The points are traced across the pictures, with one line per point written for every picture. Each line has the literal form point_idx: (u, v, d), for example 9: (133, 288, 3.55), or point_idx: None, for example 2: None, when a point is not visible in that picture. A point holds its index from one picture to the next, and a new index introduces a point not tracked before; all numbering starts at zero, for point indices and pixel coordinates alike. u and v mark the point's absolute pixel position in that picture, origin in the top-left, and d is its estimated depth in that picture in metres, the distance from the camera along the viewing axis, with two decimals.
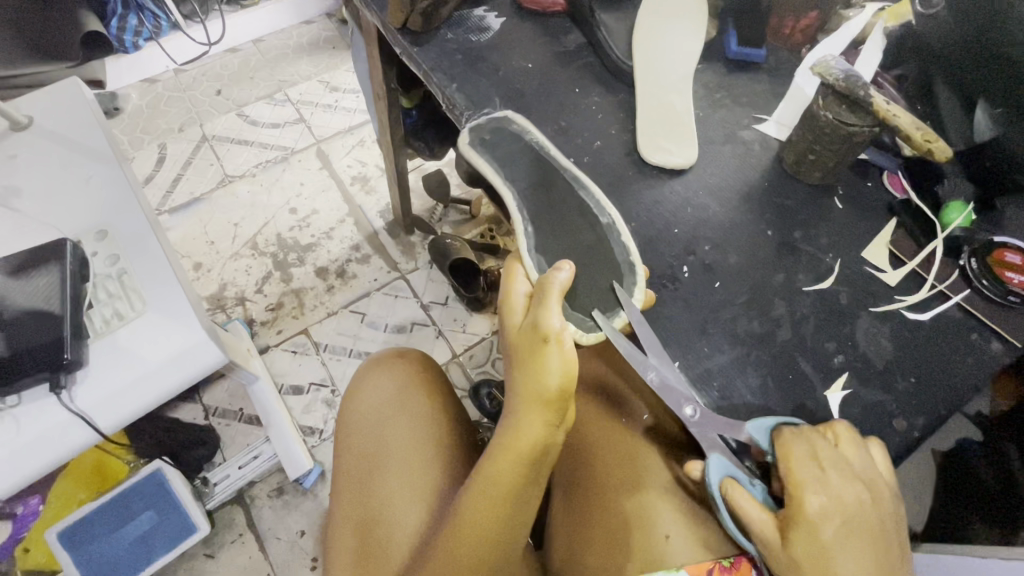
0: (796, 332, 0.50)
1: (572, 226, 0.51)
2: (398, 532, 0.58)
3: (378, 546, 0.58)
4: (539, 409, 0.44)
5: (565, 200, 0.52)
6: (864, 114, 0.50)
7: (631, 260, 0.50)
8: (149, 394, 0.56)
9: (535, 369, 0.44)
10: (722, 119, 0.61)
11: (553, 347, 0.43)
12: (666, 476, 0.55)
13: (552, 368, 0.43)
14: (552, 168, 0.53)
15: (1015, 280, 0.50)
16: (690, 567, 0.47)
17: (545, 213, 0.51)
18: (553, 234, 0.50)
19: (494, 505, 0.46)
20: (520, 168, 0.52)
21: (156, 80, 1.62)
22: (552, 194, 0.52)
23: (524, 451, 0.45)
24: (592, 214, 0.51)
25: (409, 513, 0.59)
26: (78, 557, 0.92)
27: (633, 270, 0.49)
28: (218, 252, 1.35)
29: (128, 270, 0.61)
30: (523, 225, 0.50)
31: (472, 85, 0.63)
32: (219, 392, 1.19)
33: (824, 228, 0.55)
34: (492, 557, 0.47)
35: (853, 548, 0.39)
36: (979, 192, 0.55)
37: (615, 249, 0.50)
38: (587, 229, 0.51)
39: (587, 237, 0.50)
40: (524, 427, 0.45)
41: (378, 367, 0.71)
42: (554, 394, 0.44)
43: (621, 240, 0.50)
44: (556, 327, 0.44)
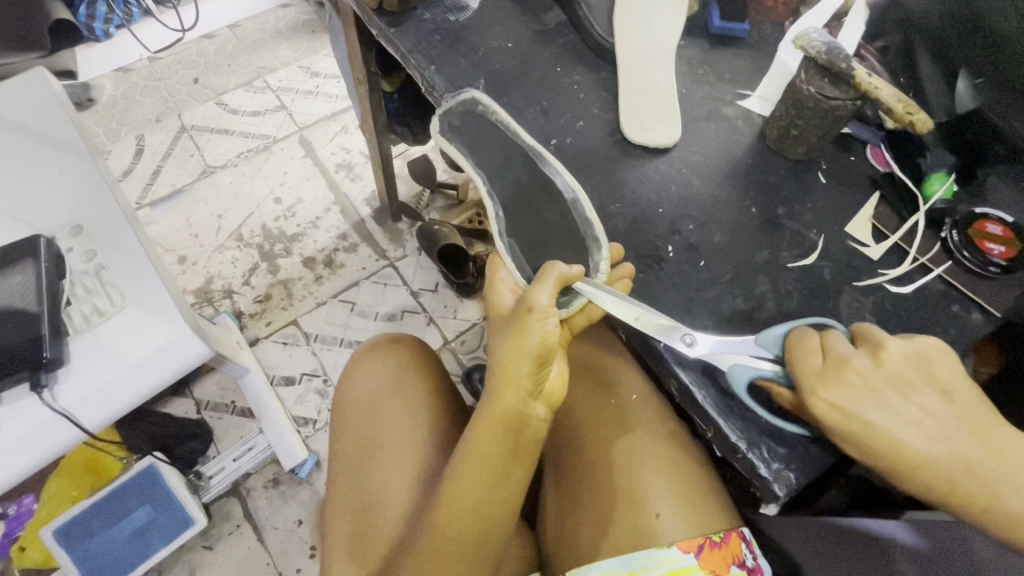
0: (780, 308, 0.50)
1: (540, 217, 0.52)
2: (392, 514, 0.59)
3: (373, 527, 0.58)
4: (511, 378, 0.44)
5: (531, 181, 0.54)
6: (846, 87, 0.50)
7: (597, 239, 0.51)
8: (131, 390, 0.55)
9: (513, 338, 0.44)
10: (704, 96, 0.61)
11: (531, 318, 0.43)
12: (653, 452, 0.55)
13: (523, 334, 0.43)
14: (520, 153, 0.55)
15: (995, 250, 0.50)
16: (681, 545, 0.49)
17: (515, 204, 0.53)
18: (525, 223, 0.52)
19: (478, 480, 0.46)
20: (486, 162, 0.54)
21: (130, 70, 1.58)
22: (522, 184, 0.54)
23: (502, 419, 0.45)
24: (554, 189, 0.53)
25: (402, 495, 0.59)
26: (76, 553, 0.93)
27: (598, 245, 0.51)
28: (203, 245, 1.33)
29: (106, 266, 0.59)
30: (494, 216, 0.53)
31: (451, 67, 0.62)
32: (210, 385, 1.18)
33: (808, 204, 0.55)
34: (481, 529, 0.47)
35: (881, 405, 0.39)
36: (959, 161, 0.55)
37: (580, 225, 0.52)
38: (549, 209, 0.53)
39: (554, 215, 0.52)
40: (497, 396, 0.45)
41: (371, 353, 0.71)
42: (528, 365, 0.43)
43: (585, 215, 0.52)
44: (543, 303, 0.43)
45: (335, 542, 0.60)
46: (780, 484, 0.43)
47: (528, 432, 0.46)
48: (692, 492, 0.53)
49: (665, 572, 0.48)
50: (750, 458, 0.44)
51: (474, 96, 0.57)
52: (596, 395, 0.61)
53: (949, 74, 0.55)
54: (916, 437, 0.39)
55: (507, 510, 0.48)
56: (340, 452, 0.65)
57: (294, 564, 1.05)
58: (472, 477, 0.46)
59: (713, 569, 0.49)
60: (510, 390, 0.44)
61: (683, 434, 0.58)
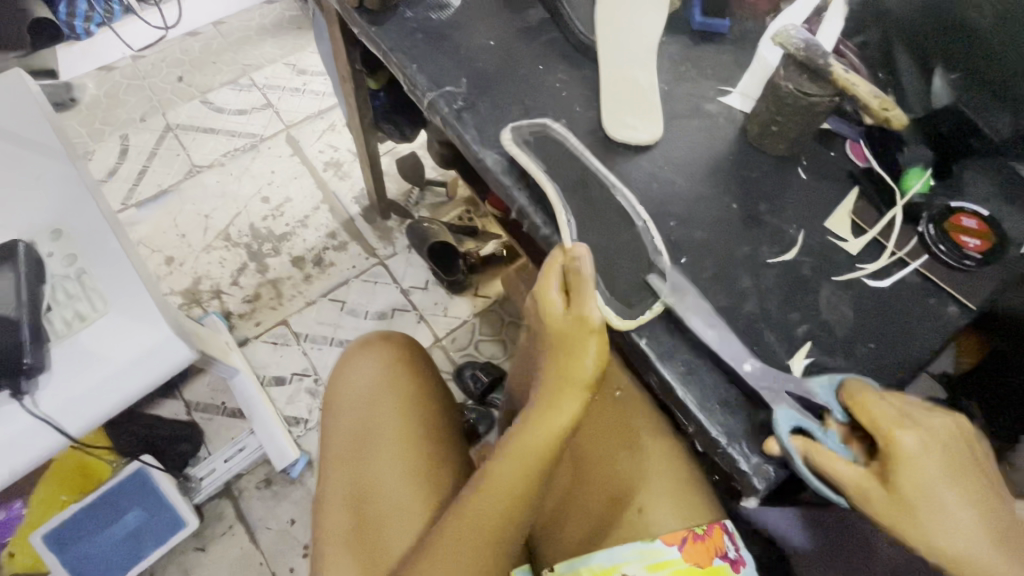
0: (761, 304, 0.51)
1: (596, 227, 0.52)
2: (391, 515, 0.60)
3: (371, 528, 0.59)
4: (574, 392, 0.47)
5: (602, 200, 0.53)
6: (823, 84, 0.51)
7: (660, 262, 0.51)
8: (113, 395, 0.55)
9: (575, 354, 0.47)
10: (686, 92, 0.61)
11: (592, 337, 0.47)
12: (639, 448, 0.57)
13: (588, 355, 0.47)
14: (591, 175, 0.54)
15: (970, 244, 0.51)
16: (664, 537, 0.51)
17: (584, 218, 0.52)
18: (594, 239, 0.52)
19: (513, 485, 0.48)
20: (560, 176, 0.54)
21: (113, 68, 1.55)
22: (589, 193, 0.53)
23: (556, 430, 0.48)
24: (627, 213, 0.53)
25: (400, 496, 0.60)
26: (67, 557, 0.92)
27: (663, 268, 0.51)
28: (191, 245, 1.32)
29: (86, 270, 0.59)
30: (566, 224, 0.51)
31: (433, 65, 0.62)
32: (200, 387, 1.18)
33: (788, 199, 0.55)
34: (510, 529, 0.49)
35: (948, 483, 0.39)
36: (936, 157, 0.55)
37: (647, 248, 0.52)
38: (613, 226, 0.52)
39: (624, 238, 0.52)
40: (557, 407, 0.48)
41: (364, 350, 0.70)
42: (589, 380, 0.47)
43: (653, 237, 0.52)
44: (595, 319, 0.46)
45: (328, 542, 0.59)
46: (759, 477, 0.44)
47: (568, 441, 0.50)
48: (676, 485, 0.55)
49: (648, 564, 0.50)
50: (730, 453, 0.45)
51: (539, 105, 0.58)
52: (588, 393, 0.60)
53: (924, 66, 0.56)
54: (969, 523, 0.39)
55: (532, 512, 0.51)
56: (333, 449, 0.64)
57: (288, 564, 1.05)
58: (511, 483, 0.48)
59: (697, 561, 0.50)
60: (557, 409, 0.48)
61: (665, 426, 0.59)
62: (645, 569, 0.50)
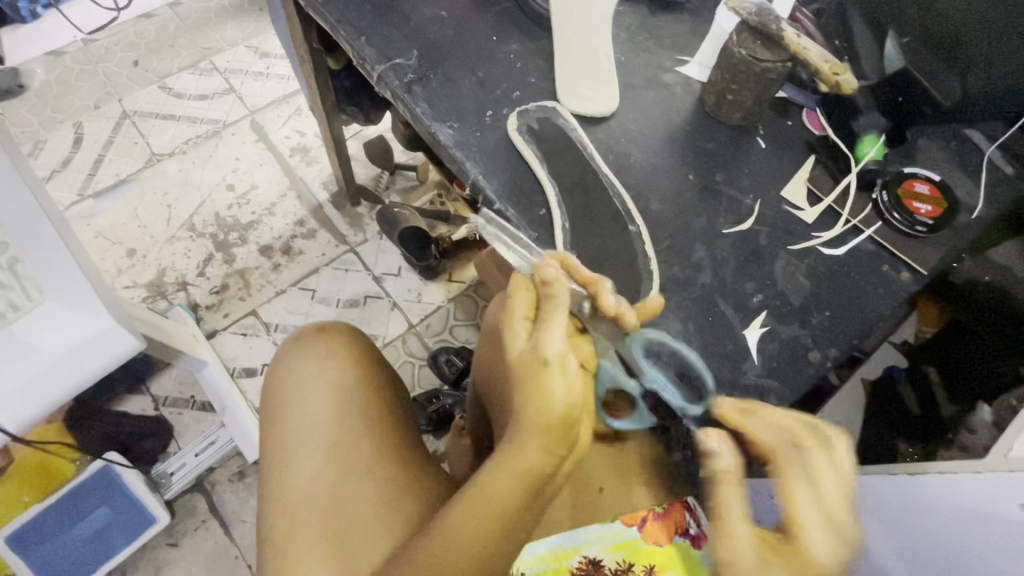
0: (717, 274, 0.50)
1: (581, 226, 0.51)
2: (344, 512, 0.58)
3: (324, 529, 0.57)
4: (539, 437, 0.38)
5: (599, 200, 0.52)
6: (777, 49, 0.50)
7: (652, 274, 0.49)
8: (55, 387, 0.53)
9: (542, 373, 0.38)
10: (644, 63, 0.60)
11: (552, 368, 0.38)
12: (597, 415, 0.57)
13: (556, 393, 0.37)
14: (590, 175, 0.53)
15: (921, 210, 0.51)
16: (624, 518, 0.50)
17: (575, 213, 0.51)
18: (586, 239, 0.50)
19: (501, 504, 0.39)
20: (560, 172, 0.52)
21: (63, 52, 1.48)
22: (588, 195, 0.52)
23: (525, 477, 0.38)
24: (620, 218, 0.51)
25: (348, 492, 0.59)
26: (32, 559, 0.90)
27: (651, 276, 0.49)
28: (153, 237, 1.27)
29: (19, 258, 0.56)
30: (559, 223, 0.50)
31: (383, 38, 0.59)
32: (167, 381, 1.15)
33: (744, 169, 0.54)
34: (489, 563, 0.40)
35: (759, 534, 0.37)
36: (892, 125, 0.55)
37: (637, 258, 0.50)
38: (600, 234, 0.50)
39: (615, 242, 0.50)
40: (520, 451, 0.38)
41: (299, 345, 0.68)
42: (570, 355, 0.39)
43: (644, 249, 0.50)
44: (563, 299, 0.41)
45: (276, 544, 0.57)
46: None
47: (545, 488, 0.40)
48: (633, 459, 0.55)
49: (608, 545, 0.49)
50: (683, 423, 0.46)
51: (557, 106, 0.56)
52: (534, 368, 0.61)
53: (878, 33, 0.56)
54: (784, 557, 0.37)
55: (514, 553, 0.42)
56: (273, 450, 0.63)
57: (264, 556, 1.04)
58: (495, 514, 0.39)
59: (655, 539, 0.50)
60: (546, 430, 0.37)
61: None
62: (604, 550, 0.49)
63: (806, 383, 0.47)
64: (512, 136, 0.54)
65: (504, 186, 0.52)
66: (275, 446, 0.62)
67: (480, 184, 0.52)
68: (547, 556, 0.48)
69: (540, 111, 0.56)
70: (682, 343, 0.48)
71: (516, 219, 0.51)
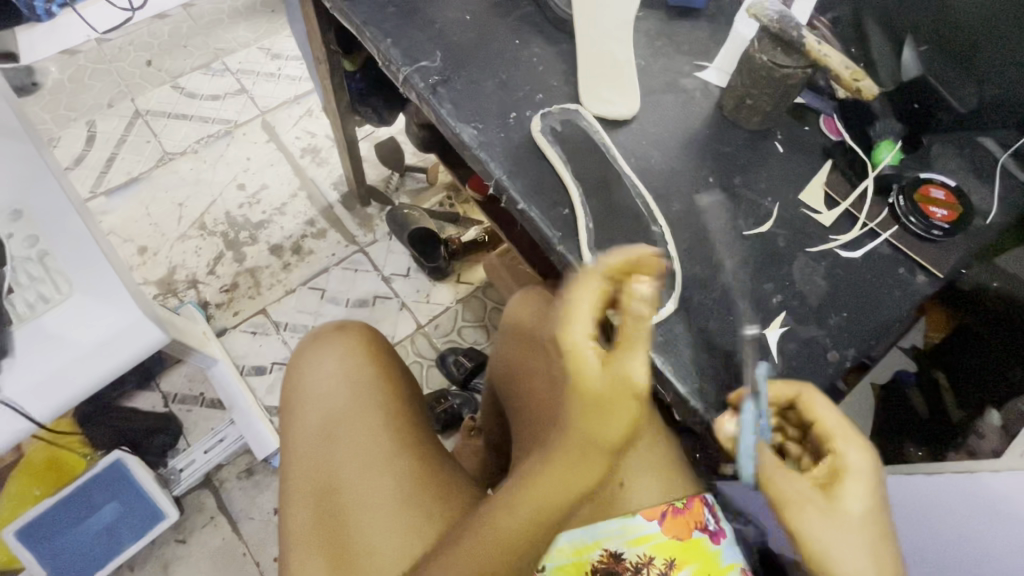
0: (736, 274, 0.51)
1: (604, 227, 0.52)
2: (362, 506, 0.59)
3: (344, 523, 0.58)
4: (606, 414, 0.42)
5: (620, 201, 0.53)
6: (796, 55, 0.51)
7: (674, 273, 0.50)
8: (88, 376, 0.54)
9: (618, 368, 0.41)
10: (663, 68, 0.61)
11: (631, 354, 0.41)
12: None
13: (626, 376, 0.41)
14: (614, 176, 0.54)
15: (938, 214, 0.52)
16: (645, 512, 0.51)
17: (598, 215, 0.52)
18: (609, 239, 0.51)
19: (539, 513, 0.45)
20: (584, 173, 0.53)
21: (77, 52, 1.49)
22: (611, 196, 0.53)
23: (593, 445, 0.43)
24: (642, 219, 0.52)
25: (365, 485, 0.59)
26: (43, 554, 0.90)
27: (674, 275, 0.50)
28: (164, 235, 1.28)
29: (49, 250, 0.57)
30: (583, 224, 0.51)
31: (407, 40, 0.60)
32: (177, 377, 1.15)
33: (761, 172, 0.56)
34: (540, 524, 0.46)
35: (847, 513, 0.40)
36: (907, 130, 0.56)
37: (659, 257, 0.51)
38: (623, 235, 0.52)
39: (638, 242, 0.51)
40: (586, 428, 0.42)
41: (318, 342, 0.69)
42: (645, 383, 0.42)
43: (667, 249, 0.51)
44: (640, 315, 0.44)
45: (298, 537, 0.59)
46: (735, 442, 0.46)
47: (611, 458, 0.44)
48: (659, 457, 0.55)
49: (629, 539, 0.51)
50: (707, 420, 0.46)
51: (581, 109, 0.57)
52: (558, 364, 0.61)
53: (895, 41, 0.58)
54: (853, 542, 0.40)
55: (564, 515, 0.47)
56: (295, 445, 0.64)
57: (271, 553, 1.04)
58: (557, 481, 0.44)
59: (676, 534, 0.51)
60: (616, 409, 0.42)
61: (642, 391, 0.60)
62: (625, 544, 0.51)
63: (824, 382, 0.48)
64: (535, 137, 0.55)
65: (528, 186, 0.53)
66: (299, 441, 0.63)
67: (505, 183, 0.53)
68: (568, 549, 0.51)
69: (562, 113, 0.57)
70: (703, 341, 0.49)
71: (540, 219, 0.52)
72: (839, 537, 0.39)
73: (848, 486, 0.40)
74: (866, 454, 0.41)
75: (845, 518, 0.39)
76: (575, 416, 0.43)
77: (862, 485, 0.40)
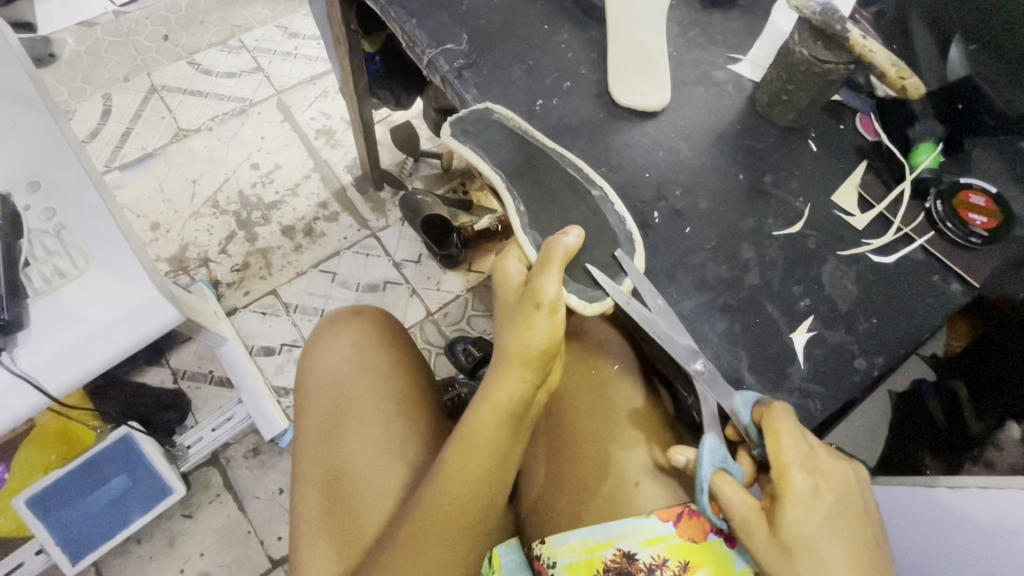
0: (763, 275, 0.50)
1: (566, 207, 0.50)
2: (367, 494, 0.58)
3: (347, 510, 0.58)
4: (518, 367, 0.46)
5: (552, 174, 0.51)
6: (840, 50, 0.49)
7: (632, 251, 0.49)
8: (99, 352, 0.53)
9: (522, 330, 0.45)
10: (696, 59, 0.59)
11: (539, 313, 0.45)
12: (633, 404, 0.57)
13: (538, 333, 0.45)
14: (634, 166, 0.53)
15: (978, 221, 0.50)
16: (660, 513, 0.51)
17: (535, 196, 0.51)
18: (550, 218, 0.50)
19: (463, 489, 0.47)
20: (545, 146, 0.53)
21: (94, 23, 1.48)
22: (637, 186, 0.53)
23: (506, 404, 0.47)
24: (582, 187, 0.51)
25: (372, 477, 0.59)
26: (51, 522, 0.91)
27: (631, 239, 0.49)
28: (177, 212, 1.28)
29: (66, 224, 0.57)
30: (514, 210, 0.50)
31: (434, 21, 0.59)
32: (187, 354, 1.14)
33: (795, 171, 0.54)
34: (477, 501, 0.48)
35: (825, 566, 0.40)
36: (949, 134, 0.54)
37: (610, 220, 0.50)
38: (577, 203, 0.50)
39: (580, 212, 0.50)
40: (502, 383, 0.46)
41: (333, 326, 0.69)
42: (538, 355, 0.45)
43: (617, 212, 0.50)
44: (550, 295, 0.45)
45: (304, 522, 0.58)
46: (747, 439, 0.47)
47: (525, 418, 0.48)
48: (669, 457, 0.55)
49: (642, 539, 0.50)
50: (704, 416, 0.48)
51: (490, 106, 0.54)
52: (577, 362, 0.60)
53: (941, 39, 0.56)
54: None
55: (501, 491, 0.49)
56: (304, 427, 0.63)
57: (275, 533, 1.04)
58: (483, 442, 0.47)
59: (691, 536, 0.50)
60: (527, 362, 0.46)
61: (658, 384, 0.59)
62: (640, 544, 0.50)
63: (851, 389, 0.46)
64: (502, 117, 0.53)
65: (501, 164, 0.51)
66: (306, 423, 0.63)
67: (474, 161, 0.51)
68: (578, 547, 0.52)
69: (590, 108, 0.56)
70: (728, 343, 0.48)
71: (505, 191, 0.51)
72: (811, 565, 0.40)
73: (796, 513, 0.40)
74: (812, 476, 0.41)
75: (812, 549, 0.40)
76: (495, 370, 0.48)
77: (815, 501, 0.40)
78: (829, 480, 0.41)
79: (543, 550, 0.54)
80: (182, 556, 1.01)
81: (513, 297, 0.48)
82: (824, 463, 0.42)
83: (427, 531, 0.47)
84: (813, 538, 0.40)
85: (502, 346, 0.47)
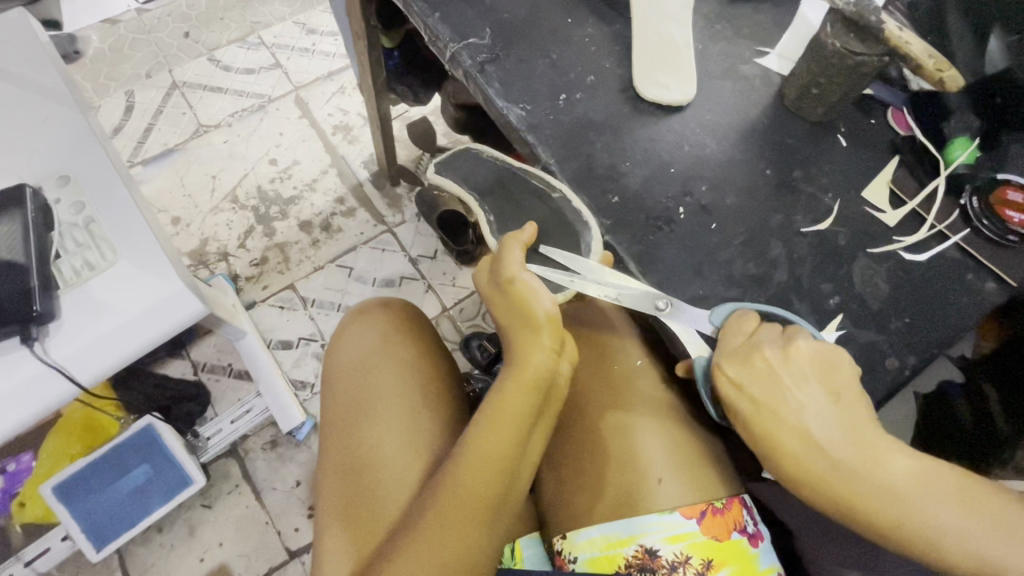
0: (791, 272, 0.49)
1: (530, 211, 0.53)
2: (389, 478, 0.58)
3: (371, 495, 0.58)
4: (534, 339, 0.48)
5: (516, 186, 0.54)
6: (874, 43, 0.47)
7: (590, 233, 0.50)
8: (127, 343, 0.54)
9: (523, 303, 0.48)
10: (722, 52, 0.58)
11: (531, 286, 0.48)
12: (652, 402, 0.57)
13: (534, 300, 0.48)
14: (659, 162, 0.53)
15: (1015, 218, 0.49)
16: (683, 511, 0.52)
17: (504, 207, 0.53)
18: (518, 223, 0.53)
19: (485, 467, 0.47)
20: (563, 148, 0.53)
21: (117, 21, 1.50)
22: (659, 184, 0.52)
23: (530, 379, 0.48)
24: (544, 193, 0.52)
25: (396, 459, 0.59)
26: (76, 509, 0.92)
27: (587, 227, 0.50)
28: (197, 207, 1.30)
29: (95, 218, 0.58)
30: (483, 221, 0.53)
31: (456, 15, 0.58)
32: (207, 347, 1.15)
33: (826, 168, 0.53)
34: (502, 481, 0.47)
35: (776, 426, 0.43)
36: (985, 127, 0.53)
37: (570, 219, 0.51)
38: (538, 205, 0.52)
39: (542, 214, 0.52)
40: (523, 357, 0.48)
41: (359, 317, 0.70)
42: (544, 319, 0.48)
43: (575, 207, 0.50)
44: (516, 270, 0.48)
45: (333, 509, 0.59)
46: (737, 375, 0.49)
47: (551, 394, 0.49)
48: (690, 456, 0.55)
49: (666, 536, 0.51)
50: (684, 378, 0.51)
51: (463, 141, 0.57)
52: (594, 359, 0.60)
53: (978, 33, 0.54)
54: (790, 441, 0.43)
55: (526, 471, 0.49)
56: (329, 416, 0.65)
57: (292, 524, 1.06)
58: (505, 419, 0.48)
59: (715, 533, 0.51)
60: (534, 329, 0.48)
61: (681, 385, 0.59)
62: (663, 540, 0.51)
63: (881, 388, 0.46)
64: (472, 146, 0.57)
65: (471, 184, 0.55)
66: (331, 412, 0.64)
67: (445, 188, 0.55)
68: (600, 542, 0.52)
69: (614, 102, 0.55)
70: None
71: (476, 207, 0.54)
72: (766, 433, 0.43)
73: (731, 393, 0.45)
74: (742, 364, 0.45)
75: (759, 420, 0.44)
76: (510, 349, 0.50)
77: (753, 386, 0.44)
78: (771, 408, 0.43)
79: (565, 545, 0.54)
80: (202, 545, 1.03)
81: (487, 284, 0.52)
82: (759, 394, 0.44)
83: (448, 503, 0.47)
84: (756, 405, 0.44)
85: (507, 328, 0.50)
